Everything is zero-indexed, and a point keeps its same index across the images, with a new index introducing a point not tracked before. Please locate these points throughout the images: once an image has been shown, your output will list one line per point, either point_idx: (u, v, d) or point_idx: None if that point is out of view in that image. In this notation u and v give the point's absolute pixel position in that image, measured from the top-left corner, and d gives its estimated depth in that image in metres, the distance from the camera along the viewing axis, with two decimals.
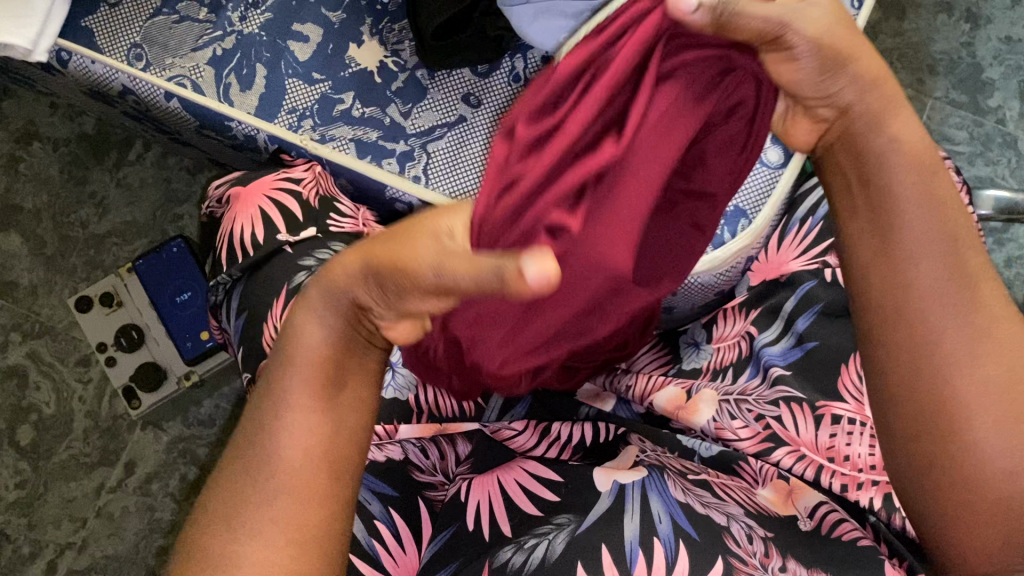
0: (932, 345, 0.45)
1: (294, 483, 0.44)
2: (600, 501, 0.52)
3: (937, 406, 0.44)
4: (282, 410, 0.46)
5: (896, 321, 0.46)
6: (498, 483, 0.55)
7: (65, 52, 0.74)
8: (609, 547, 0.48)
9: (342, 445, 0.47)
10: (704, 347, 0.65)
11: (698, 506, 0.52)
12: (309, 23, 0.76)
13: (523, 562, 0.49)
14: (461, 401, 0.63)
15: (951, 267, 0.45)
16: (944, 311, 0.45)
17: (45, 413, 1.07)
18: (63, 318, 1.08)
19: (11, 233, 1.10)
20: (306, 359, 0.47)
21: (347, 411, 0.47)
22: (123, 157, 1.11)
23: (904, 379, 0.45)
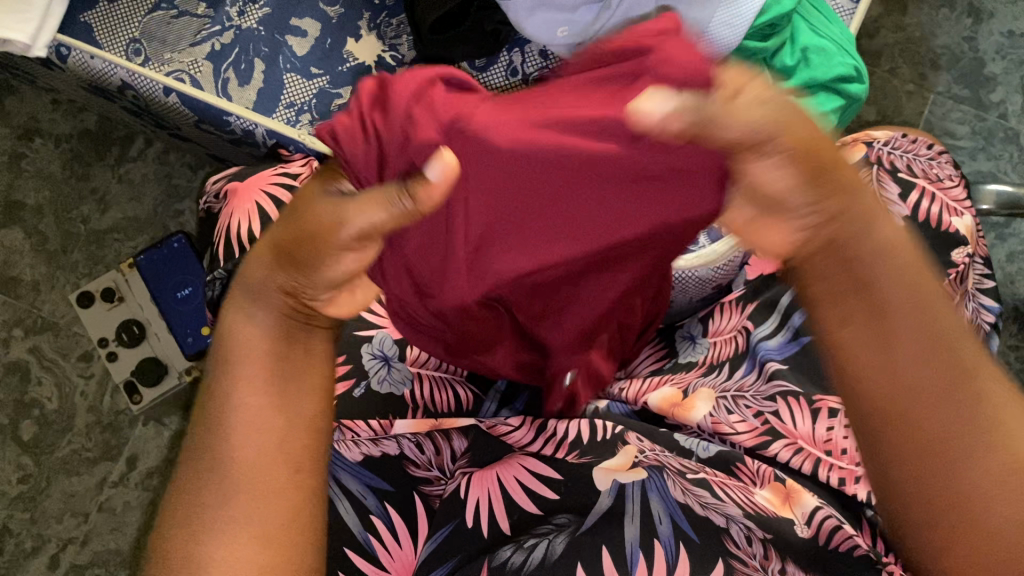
0: (917, 406, 0.36)
1: (256, 481, 0.42)
2: (601, 501, 0.52)
3: (941, 469, 0.35)
4: (223, 404, 0.44)
5: (867, 381, 0.37)
6: (497, 479, 0.55)
7: (64, 47, 0.73)
8: (610, 550, 0.50)
9: (299, 430, 0.44)
10: (700, 341, 0.65)
11: (698, 509, 0.51)
12: (307, 18, 0.76)
13: (522, 561, 0.50)
14: (458, 395, 0.64)
15: (914, 305, 0.37)
16: (914, 355, 0.36)
17: (48, 408, 1.07)
18: (66, 314, 1.09)
19: (14, 229, 1.10)
20: (241, 348, 0.45)
21: (302, 401, 0.45)
22: (125, 153, 1.12)
23: (909, 459, 0.36)
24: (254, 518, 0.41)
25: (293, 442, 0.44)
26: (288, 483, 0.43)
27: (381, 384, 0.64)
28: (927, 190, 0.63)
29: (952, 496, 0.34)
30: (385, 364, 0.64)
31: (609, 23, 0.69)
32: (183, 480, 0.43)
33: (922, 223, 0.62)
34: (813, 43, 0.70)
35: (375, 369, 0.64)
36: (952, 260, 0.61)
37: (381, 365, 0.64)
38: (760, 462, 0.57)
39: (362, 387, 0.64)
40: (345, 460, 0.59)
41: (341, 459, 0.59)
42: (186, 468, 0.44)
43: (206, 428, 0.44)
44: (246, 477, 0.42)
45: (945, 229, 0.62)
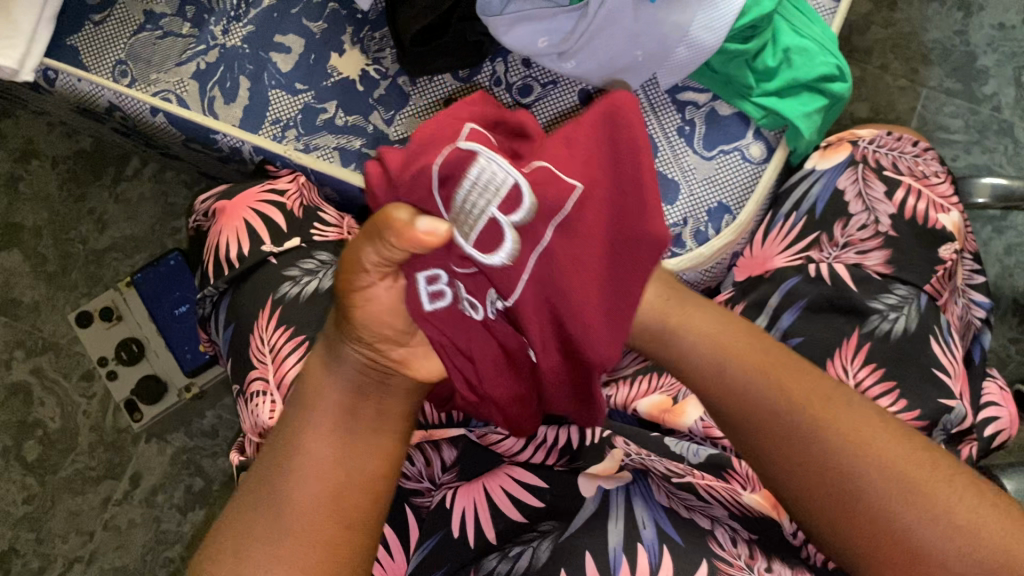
0: (822, 461, 0.48)
1: (305, 525, 0.45)
2: (585, 506, 0.54)
3: (850, 507, 0.46)
4: (292, 452, 0.47)
5: (800, 462, 0.48)
6: (483, 489, 0.56)
7: (51, 71, 0.73)
8: (593, 554, 0.50)
9: (353, 488, 0.47)
10: None
11: (682, 511, 0.53)
12: (291, 34, 0.76)
13: (508, 570, 0.52)
14: (448, 406, 0.63)
15: (787, 395, 0.50)
16: (805, 419, 0.49)
17: (51, 428, 1.08)
18: (66, 333, 1.09)
19: (12, 251, 1.11)
20: (323, 405, 0.48)
21: (365, 462, 0.48)
22: (121, 172, 1.12)
23: (820, 515, 0.48)
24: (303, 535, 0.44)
25: (348, 492, 0.47)
26: (333, 534, 0.45)
27: None
28: (912, 188, 0.63)
29: (863, 517, 0.46)
30: None
31: (586, 33, 0.70)
32: (246, 509, 0.46)
33: (907, 220, 0.62)
34: (795, 43, 0.70)
35: None
36: (939, 256, 0.61)
37: None
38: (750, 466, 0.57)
39: None
40: None
41: None
42: (256, 511, 0.46)
43: (280, 472, 0.46)
44: (306, 500, 0.45)
45: (931, 225, 0.62)
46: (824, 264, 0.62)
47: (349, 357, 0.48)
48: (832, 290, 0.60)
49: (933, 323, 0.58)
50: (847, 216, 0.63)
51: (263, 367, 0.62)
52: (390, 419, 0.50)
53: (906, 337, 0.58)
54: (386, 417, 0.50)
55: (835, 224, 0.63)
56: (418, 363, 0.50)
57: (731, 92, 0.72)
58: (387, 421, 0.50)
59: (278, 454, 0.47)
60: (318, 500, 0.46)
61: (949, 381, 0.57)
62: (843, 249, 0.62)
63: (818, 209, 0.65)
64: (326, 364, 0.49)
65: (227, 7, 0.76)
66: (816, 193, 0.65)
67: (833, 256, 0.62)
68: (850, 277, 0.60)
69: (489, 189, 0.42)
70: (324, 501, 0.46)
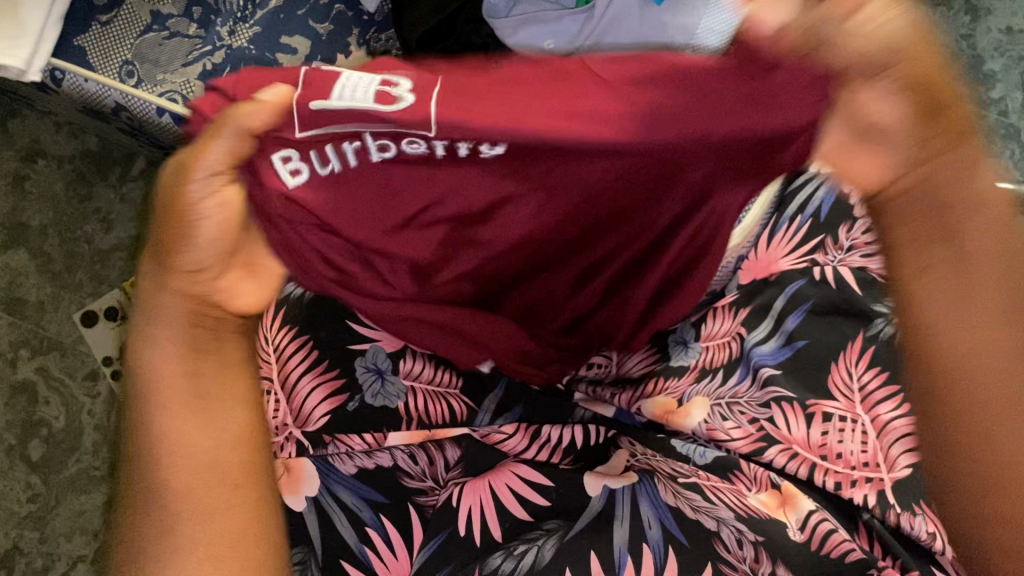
0: None
1: (199, 500, 0.45)
2: (590, 505, 0.55)
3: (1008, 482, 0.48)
4: (166, 463, 0.45)
5: None
6: (488, 488, 0.56)
7: (59, 71, 0.73)
8: (598, 553, 0.52)
9: (229, 454, 0.47)
10: (694, 345, 0.63)
11: (689, 512, 0.54)
12: (297, 36, 0.77)
13: (513, 568, 0.52)
14: (452, 406, 0.62)
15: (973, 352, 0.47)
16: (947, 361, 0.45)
17: (55, 428, 1.08)
18: (71, 333, 1.09)
19: (18, 250, 1.11)
20: (158, 380, 0.46)
21: (230, 418, 0.47)
22: (126, 173, 1.13)
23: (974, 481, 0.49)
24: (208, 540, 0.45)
25: (220, 490, 0.46)
26: (242, 509, 0.46)
27: (374, 398, 0.61)
28: None
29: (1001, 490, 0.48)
30: (379, 377, 0.62)
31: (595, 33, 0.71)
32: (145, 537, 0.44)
33: None
34: None
35: (369, 382, 0.61)
36: None
37: (375, 377, 0.62)
38: (756, 467, 0.58)
39: (355, 401, 0.61)
40: (338, 473, 0.59)
41: (335, 472, 0.59)
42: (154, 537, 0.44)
43: (162, 487, 0.45)
44: (211, 512, 0.45)
45: None
46: (829, 267, 0.62)
47: (178, 304, 0.45)
48: (836, 293, 0.61)
49: None
50: (852, 219, 0.64)
51: (268, 367, 0.63)
52: (229, 360, 0.48)
53: None
54: (225, 357, 0.48)
55: (840, 228, 0.64)
56: (240, 291, 0.46)
57: None
58: (224, 366, 0.48)
59: (138, 432, 0.46)
60: (196, 476, 0.45)
61: None
62: (848, 253, 0.63)
63: (823, 212, 0.65)
64: (150, 331, 0.46)
65: (233, 7, 0.77)
66: (824, 195, 0.65)
67: (838, 259, 0.63)
68: (855, 280, 0.61)
69: (368, 85, 0.42)
70: (202, 507, 0.45)
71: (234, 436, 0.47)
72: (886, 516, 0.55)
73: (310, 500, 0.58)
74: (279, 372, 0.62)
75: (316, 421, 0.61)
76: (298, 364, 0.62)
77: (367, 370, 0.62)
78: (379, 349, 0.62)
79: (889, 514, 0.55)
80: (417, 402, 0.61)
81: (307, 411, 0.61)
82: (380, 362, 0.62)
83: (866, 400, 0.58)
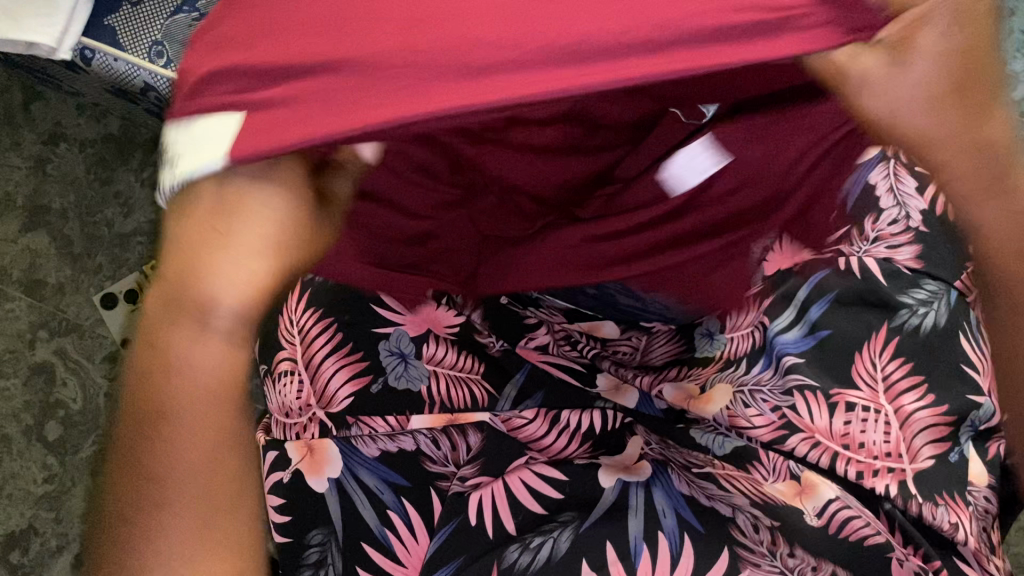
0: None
1: None
2: (604, 497, 0.55)
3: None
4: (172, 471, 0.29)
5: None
6: (501, 478, 0.57)
7: (89, 50, 0.74)
8: (614, 543, 0.52)
9: None
10: (718, 336, 0.63)
11: (703, 500, 0.55)
12: None
13: (529, 561, 0.52)
14: (473, 392, 0.62)
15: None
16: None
17: (73, 409, 1.09)
18: (91, 316, 1.11)
19: (39, 232, 1.12)
20: None
21: None
22: (147, 158, 1.13)
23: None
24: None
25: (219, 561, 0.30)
26: None
27: (398, 380, 0.62)
28: None
29: None
30: (402, 361, 0.63)
31: None
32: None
33: (938, 215, 0.61)
34: None
35: (392, 365, 0.62)
36: None
37: (398, 361, 0.63)
38: (775, 457, 0.59)
39: (378, 383, 0.62)
40: (361, 455, 0.59)
41: (357, 454, 0.59)
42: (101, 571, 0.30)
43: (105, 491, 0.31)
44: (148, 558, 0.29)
45: None
46: (855, 257, 0.62)
47: None
48: (861, 284, 0.61)
49: (962, 317, 0.59)
50: (879, 210, 0.63)
51: (292, 349, 0.63)
52: None
53: (935, 330, 0.59)
54: None
55: (867, 218, 0.63)
56: None
57: None
58: None
59: None
60: None
61: (978, 376, 0.57)
62: (874, 244, 0.62)
63: (851, 201, 0.63)
64: None
65: None
66: (850, 185, 0.63)
67: (863, 250, 0.62)
68: (881, 271, 0.61)
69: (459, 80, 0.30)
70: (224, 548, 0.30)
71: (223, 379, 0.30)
72: (907, 506, 0.55)
73: (332, 481, 0.59)
74: (304, 353, 0.63)
75: (339, 402, 0.61)
76: (322, 346, 0.62)
77: (391, 354, 0.63)
78: (403, 333, 0.63)
79: (911, 505, 0.55)
80: (440, 388, 0.62)
81: (332, 391, 0.61)
82: (404, 346, 0.63)
83: (890, 390, 0.58)
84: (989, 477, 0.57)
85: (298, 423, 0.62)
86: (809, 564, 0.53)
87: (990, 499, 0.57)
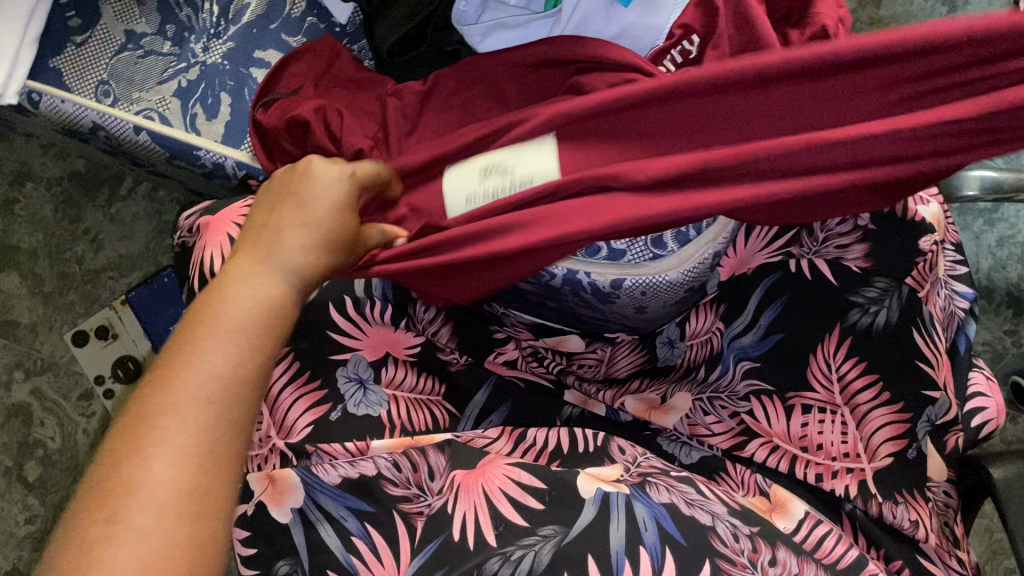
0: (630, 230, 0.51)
1: None
2: (585, 511, 0.54)
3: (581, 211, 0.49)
4: (187, 355, 0.39)
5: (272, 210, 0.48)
6: (482, 491, 0.56)
7: (36, 93, 0.72)
8: (596, 557, 0.51)
9: None
10: (679, 343, 0.68)
11: (683, 507, 0.55)
12: (271, 50, 0.75)
13: (512, 573, 0.51)
14: (436, 414, 0.64)
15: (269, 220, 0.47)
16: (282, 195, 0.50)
17: (51, 448, 1.09)
18: (64, 353, 1.10)
19: (10, 273, 1.12)
20: None
21: None
22: (115, 193, 1.13)
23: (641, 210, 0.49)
24: (164, 486, 0.36)
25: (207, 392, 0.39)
26: None
27: (357, 407, 0.62)
28: None
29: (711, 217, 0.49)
30: (361, 387, 0.63)
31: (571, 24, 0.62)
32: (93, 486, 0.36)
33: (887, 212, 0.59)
34: None
35: (352, 392, 0.62)
36: (922, 246, 0.59)
37: (357, 388, 0.63)
38: (742, 469, 0.60)
39: (338, 409, 0.62)
40: (323, 484, 0.58)
41: (319, 483, 0.58)
42: (123, 422, 0.38)
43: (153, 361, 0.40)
44: (149, 440, 0.37)
45: (915, 216, 0.59)
46: (805, 259, 0.61)
47: None
48: (812, 285, 0.60)
49: (916, 314, 0.58)
50: None
51: None
52: None
53: (886, 329, 0.57)
54: None
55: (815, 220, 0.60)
56: None
57: None
58: None
59: None
60: None
61: (933, 372, 0.56)
62: (823, 245, 0.60)
63: None
64: None
65: (207, 24, 0.75)
66: None
67: (814, 250, 0.60)
68: (830, 269, 0.60)
69: None
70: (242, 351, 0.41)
71: (270, 298, 0.44)
72: (867, 506, 0.56)
73: (296, 512, 0.58)
74: None
75: (299, 432, 0.61)
76: (280, 377, 0.62)
77: (350, 380, 0.63)
78: (361, 359, 0.64)
79: (871, 505, 0.56)
80: (401, 415, 0.63)
81: (291, 422, 0.61)
82: (362, 372, 0.63)
83: (846, 389, 0.57)
84: (948, 473, 0.58)
85: (259, 455, 0.61)
86: (790, 571, 0.51)
87: (951, 494, 0.58)
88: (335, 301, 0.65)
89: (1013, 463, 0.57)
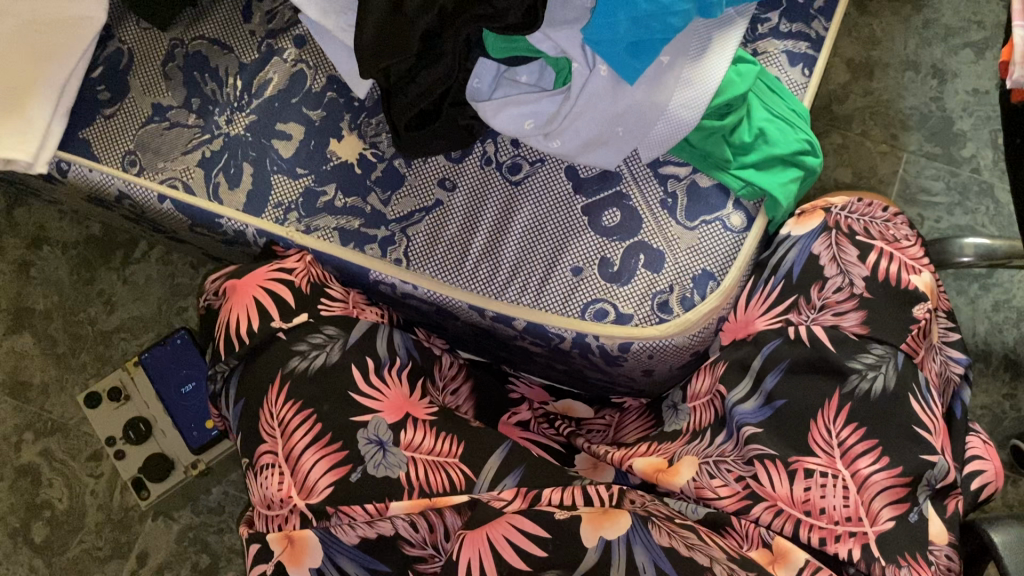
0: None
1: None
2: (588, 555, 0.55)
3: None
4: None
5: None
6: (487, 541, 0.56)
7: (65, 163, 0.77)
8: None
9: None
10: (682, 407, 0.70)
11: (682, 550, 0.55)
12: (291, 122, 0.78)
13: None
14: (452, 476, 0.64)
15: None
16: None
17: (58, 509, 1.09)
18: (75, 414, 1.11)
19: (23, 334, 1.14)
20: None
21: None
22: (129, 255, 1.16)
23: None
24: None
25: None
26: None
27: (377, 468, 0.63)
28: (884, 250, 0.66)
29: None
30: (380, 448, 0.64)
31: (570, 113, 0.70)
32: None
33: (880, 282, 0.64)
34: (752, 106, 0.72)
35: (371, 452, 0.64)
36: (914, 314, 0.63)
37: (377, 449, 0.64)
38: (746, 523, 0.60)
39: (358, 471, 0.63)
40: (339, 543, 0.60)
41: (336, 542, 0.60)
42: None
43: None
44: None
45: (905, 285, 0.64)
46: (803, 325, 0.65)
47: None
48: (811, 351, 0.63)
49: (911, 380, 0.60)
50: (823, 279, 0.66)
51: (273, 441, 0.65)
52: None
53: (885, 394, 0.60)
54: None
55: (811, 288, 0.66)
56: None
57: (710, 163, 0.73)
58: None
59: None
60: None
61: (930, 436, 0.59)
62: (820, 312, 0.65)
63: (795, 273, 0.68)
64: None
65: (231, 98, 0.78)
66: (793, 258, 0.68)
67: (811, 318, 0.65)
68: (828, 337, 0.63)
69: None
70: None
71: None
72: (870, 569, 0.56)
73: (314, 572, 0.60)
74: (284, 445, 0.65)
75: (320, 492, 0.63)
76: (301, 438, 0.64)
77: (370, 442, 0.64)
78: (380, 421, 0.65)
79: (874, 567, 0.56)
80: (417, 477, 0.63)
81: (312, 481, 0.63)
82: (381, 434, 0.65)
83: (847, 454, 0.59)
84: (949, 536, 0.59)
85: (279, 515, 0.63)
86: None
87: (952, 557, 0.58)
88: (354, 360, 0.68)
89: (1010, 528, 0.57)
